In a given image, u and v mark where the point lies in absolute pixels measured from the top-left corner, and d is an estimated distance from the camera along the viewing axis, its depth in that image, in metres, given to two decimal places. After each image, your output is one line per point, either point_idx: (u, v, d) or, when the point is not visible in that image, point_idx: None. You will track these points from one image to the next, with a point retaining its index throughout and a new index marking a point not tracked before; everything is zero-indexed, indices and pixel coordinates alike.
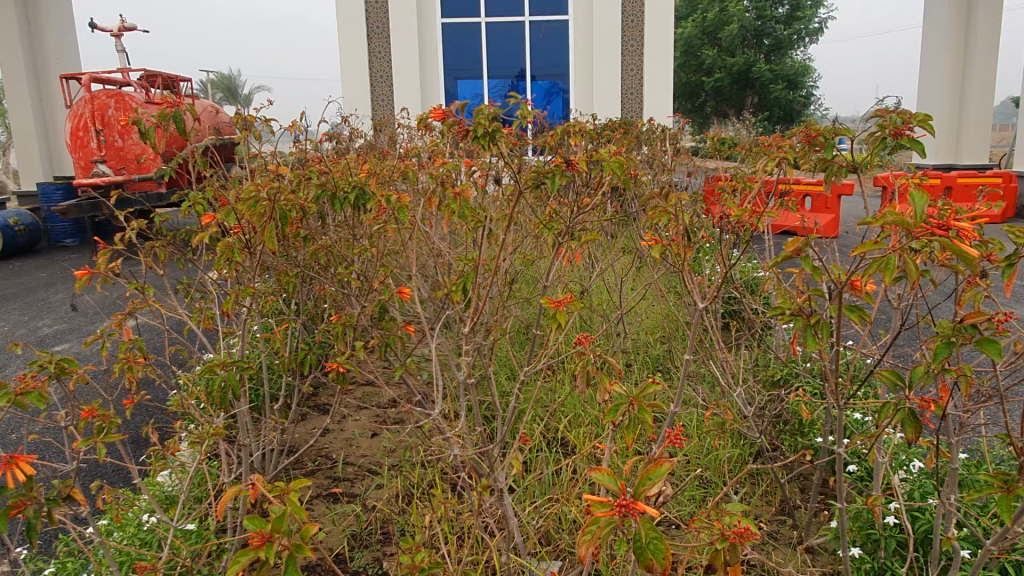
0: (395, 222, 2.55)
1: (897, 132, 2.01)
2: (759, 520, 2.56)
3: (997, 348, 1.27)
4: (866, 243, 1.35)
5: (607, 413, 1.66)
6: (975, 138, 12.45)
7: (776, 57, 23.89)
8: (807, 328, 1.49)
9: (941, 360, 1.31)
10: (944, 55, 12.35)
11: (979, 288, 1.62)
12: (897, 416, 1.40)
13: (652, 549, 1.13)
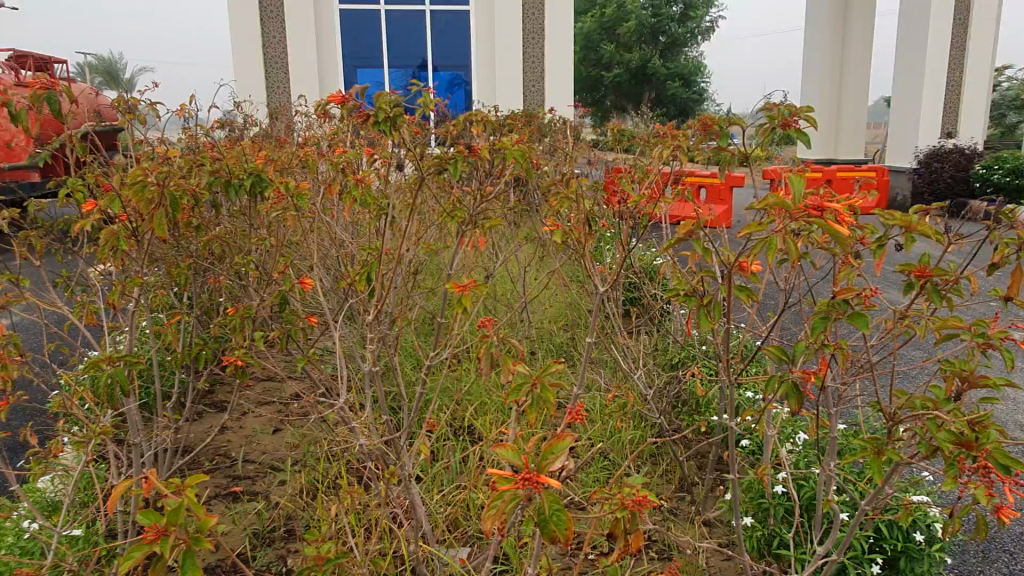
0: (294, 210, 2.47)
1: (784, 123, 2.16)
2: (660, 497, 2.67)
3: (865, 321, 1.38)
4: (751, 224, 1.49)
5: (509, 392, 1.69)
6: (851, 134, 13.33)
7: (671, 54, 24.70)
8: (701, 309, 1.57)
9: (818, 334, 1.40)
10: (823, 56, 13.14)
11: (854, 266, 1.73)
12: (781, 389, 1.49)
13: (555, 521, 1.18)
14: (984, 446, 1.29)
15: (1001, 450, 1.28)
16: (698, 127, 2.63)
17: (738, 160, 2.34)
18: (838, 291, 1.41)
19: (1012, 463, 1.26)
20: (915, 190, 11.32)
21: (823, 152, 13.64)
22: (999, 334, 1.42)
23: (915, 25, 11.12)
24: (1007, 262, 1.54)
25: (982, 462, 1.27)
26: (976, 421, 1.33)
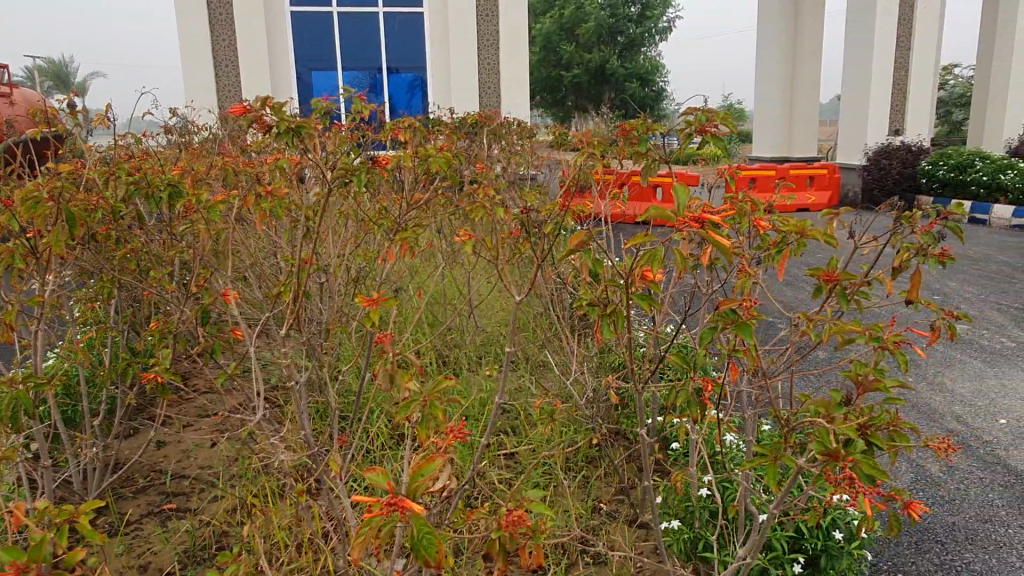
0: (211, 223, 2.42)
1: (701, 128, 2.16)
2: (599, 500, 2.69)
3: (751, 330, 1.38)
4: (636, 236, 1.41)
5: (398, 410, 1.55)
6: (804, 132, 13.59)
7: (630, 54, 24.86)
8: (605, 320, 1.52)
9: (708, 344, 1.41)
10: (776, 56, 13.34)
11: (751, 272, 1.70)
12: (684, 401, 1.52)
13: (425, 545, 1.17)
14: (849, 456, 1.32)
15: (868, 459, 1.31)
16: (620, 132, 2.65)
17: (660, 162, 2.31)
18: (722, 302, 1.41)
19: (878, 473, 1.29)
20: (866, 187, 11.57)
21: (777, 150, 13.87)
22: (891, 337, 1.50)
23: (862, 26, 11.33)
24: (906, 264, 1.61)
25: (848, 472, 1.31)
26: (845, 432, 1.36)
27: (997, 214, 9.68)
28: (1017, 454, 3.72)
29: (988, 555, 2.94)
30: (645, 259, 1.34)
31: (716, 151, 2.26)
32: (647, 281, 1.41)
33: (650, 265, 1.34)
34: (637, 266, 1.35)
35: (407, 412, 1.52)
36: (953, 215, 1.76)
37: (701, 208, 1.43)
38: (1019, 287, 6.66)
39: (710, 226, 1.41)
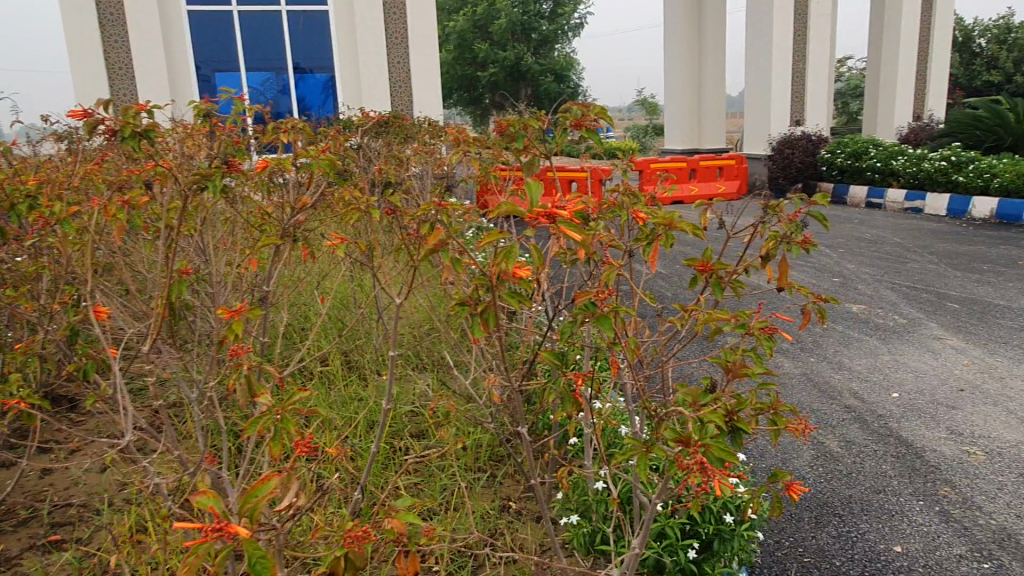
0: (68, 236, 2.28)
1: (575, 123, 2.21)
2: (507, 499, 2.67)
3: (610, 323, 1.40)
4: (490, 233, 1.39)
5: (247, 427, 1.51)
6: (712, 124, 14.02)
7: (544, 50, 24.99)
8: (473, 317, 1.52)
9: (568, 338, 1.43)
10: (682, 51, 13.69)
11: (620, 266, 1.73)
12: (560, 399, 1.56)
13: (259, 567, 1.13)
14: (700, 442, 1.34)
15: (719, 442, 1.34)
16: (503, 129, 2.65)
17: (539, 158, 2.33)
18: (581, 297, 1.44)
19: (726, 456, 1.31)
20: (772, 176, 12.01)
21: (688, 142, 14.27)
22: (755, 324, 1.54)
23: (759, 22, 11.75)
24: (772, 251, 1.66)
25: (697, 459, 1.33)
26: (701, 420, 1.39)
27: (891, 199, 10.30)
28: (907, 426, 3.92)
29: (881, 524, 3.08)
30: (500, 255, 1.34)
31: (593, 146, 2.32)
32: (510, 276, 1.42)
33: (506, 259, 1.33)
34: (492, 263, 1.35)
35: (258, 429, 1.48)
36: (817, 203, 1.82)
37: (554, 202, 1.45)
38: (910, 266, 7.03)
39: (563, 221, 1.43)
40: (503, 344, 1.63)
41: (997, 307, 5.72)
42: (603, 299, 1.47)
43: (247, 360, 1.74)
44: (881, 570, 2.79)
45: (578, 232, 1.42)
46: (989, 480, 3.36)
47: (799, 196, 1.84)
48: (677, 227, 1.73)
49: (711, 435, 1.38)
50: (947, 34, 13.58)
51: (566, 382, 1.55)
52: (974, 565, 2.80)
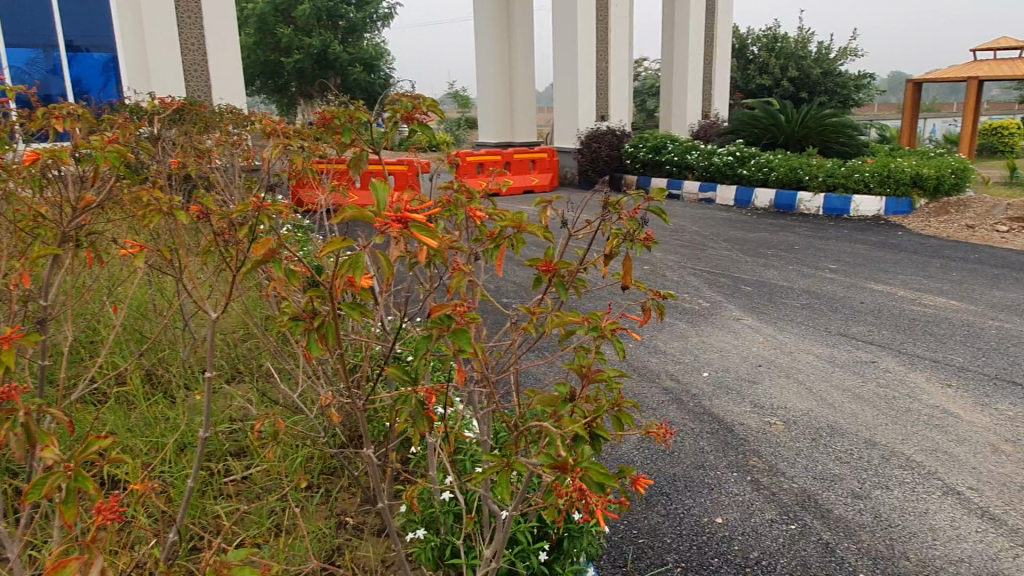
0: None
1: (406, 117, 2.08)
2: (343, 516, 2.50)
3: (468, 337, 1.38)
4: (332, 241, 1.25)
5: (27, 488, 1.23)
6: (524, 119, 14.43)
7: (353, 39, 24.21)
8: (309, 332, 1.36)
9: (421, 353, 1.37)
10: (493, 48, 13.82)
11: (466, 271, 1.65)
12: (409, 417, 1.48)
13: None
14: (577, 466, 1.31)
15: (597, 464, 1.31)
16: (324, 118, 2.46)
17: (368, 152, 2.17)
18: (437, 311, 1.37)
19: (606, 480, 1.29)
20: (581, 169, 12.56)
21: (501, 136, 14.55)
22: (607, 325, 1.53)
23: (564, 21, 12.18)
24: (616, 252, 1.66)
25: (576, 483, 1.29)
26: (562, 431, 1.36)
27: (687, 190, 11.16)
28: (717, 402, 4.23)
29: (702, 497, 3.28)
30: (346, 265, 1.21)
31: (425, 141, 2.20)
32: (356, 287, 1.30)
33: (354, 270, 1.20)
34: (336, 274, 1.22)
35: (43, 490, 1.22)
36: (654, 201, 1.84)
37: (404, 206, 1.34)
38: (708, 253, 7.64)
39: (414, 226, 1.33)
40: (342, 359, 1.50)
41: (782, 288, 6.37)
42: (460, 312, 1.40)
43: (24, 398, 1.44)
44: (706, 542, 2.96)
45: (431, 238, 1.33)
46: (789, 448, 3.71)
47: (636, 192, 1.87)
48: (525, 228, 1.69)
49: (586, 457, 1.35)
50: (727, 40, 14.95)
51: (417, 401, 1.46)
52: (783, 526, 3.06)
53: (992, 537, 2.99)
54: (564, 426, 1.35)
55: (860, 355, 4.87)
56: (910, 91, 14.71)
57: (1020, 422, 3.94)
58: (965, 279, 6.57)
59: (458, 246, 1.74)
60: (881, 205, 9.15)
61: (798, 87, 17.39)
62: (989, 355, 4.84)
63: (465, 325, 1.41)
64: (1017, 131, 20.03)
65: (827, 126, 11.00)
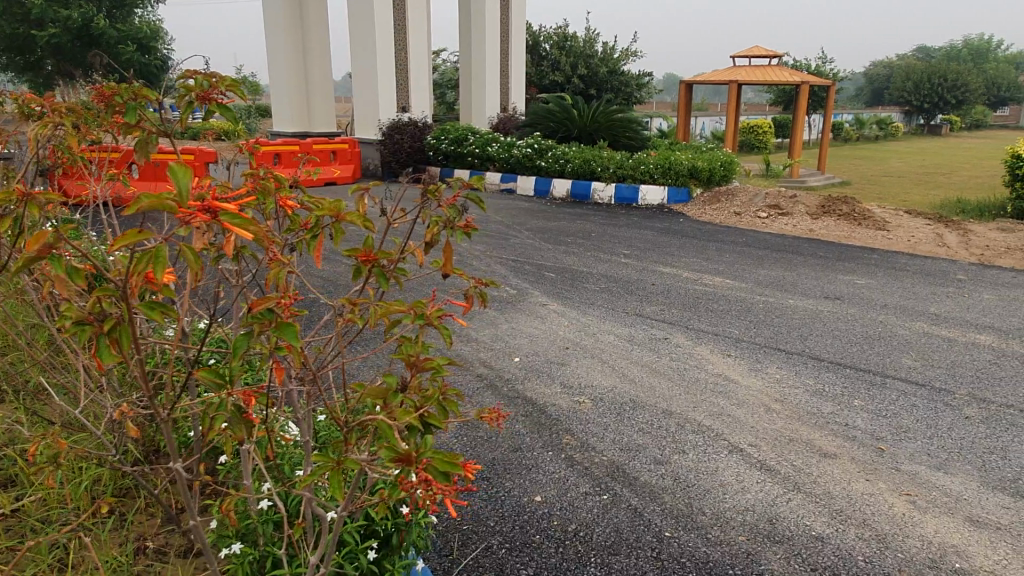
0: None
1: (203, 96, 1.90)
2: (143, 539, 2.26)
3: (294, 333, 1.31)
4: (124, 235, 1.12)
5: None
6: (322, 107, 13.93)
7: (121, 14, 22.26)
8: (99, 338, 1.21)
9: (241, 353, 1.30)
10: (284, 30, 13.11)
11: (282, 263, 1.55)
12: (226, 423, 1.37)
13: None
14: (422, 457, 1.31)
15: (440, 453, 1.32)
16: (100, 96, 2.18)
17: (158, 137, 1.97)
18: (258, 305, 1.30)
19: (451, 467, 1.30)
20: (383, 161, 12.39)
21: (299, 125, 13.88)
22: (433, 313, 1.53)
23: (362, 10, 11.88)
24: (437, 239, 1.64)
25: (421, 473, 1.30)
26: (400, 426, 1.35)
27: (489, 180, 11.42)
28: (529, 385, 4.38)
29: (521, 479, 3.37)
30: (147, 260, 1.10)
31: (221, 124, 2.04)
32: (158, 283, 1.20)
33: (156, 265, 1.10)
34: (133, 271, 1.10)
35: None
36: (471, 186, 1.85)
37: (209, 196, 1.23)
38: (512, 242, 7.89)
39: (222, 216, 1.25)
40: (142, 364, 1.35)
41: (583, 273, 6.73)
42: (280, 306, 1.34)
43: None
44: (528, 522, 3.04)
45: (243, 230, 1.25)
46: (596, 424, 3.93)
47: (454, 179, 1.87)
48: (343, 217, 1.62)
49: (425, 448, 1.35)
50: (521, 36, 15.47)
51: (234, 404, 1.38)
52: (597, 498, 3.23)
53: (769, 485, 3.38)
54: (400, 419, 1.35)
55: (655, 332, 5.28)
56: (683, 90, 16.14)
57: (786, 382, 4.49)
58: (735, 260, 7.36)
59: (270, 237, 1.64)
60: (664, 195, 9.97)
61: (587, 84, 18.42)
62: (759, 326, 5.46)
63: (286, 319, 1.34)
64: (768, 130, 22.80)
65: (615, 121, 11.78)
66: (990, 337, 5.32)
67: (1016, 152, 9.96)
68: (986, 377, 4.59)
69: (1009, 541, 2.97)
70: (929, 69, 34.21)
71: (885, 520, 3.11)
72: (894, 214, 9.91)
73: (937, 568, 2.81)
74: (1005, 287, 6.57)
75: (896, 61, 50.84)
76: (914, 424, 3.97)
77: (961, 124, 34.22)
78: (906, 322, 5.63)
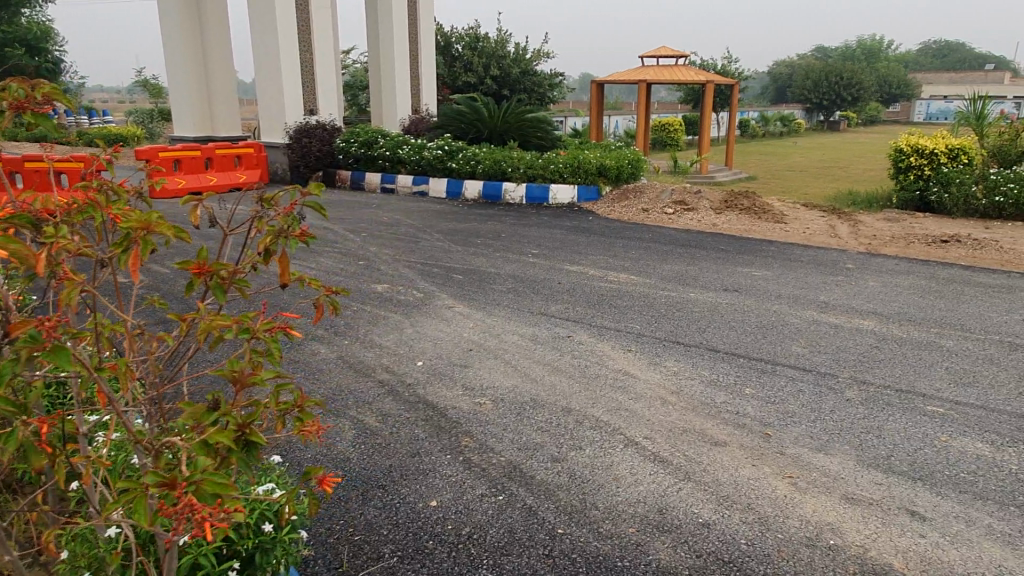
0: None
1: (16, 105, 1.93)
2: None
3: (63, 358, 1.47)
4: None
5: None
6: (225, 111, 13.52)
7: (7, 14, 20.99)
8: None
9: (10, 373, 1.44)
10: (181, 32, 12.64)
11: (81, 281, 1.66)
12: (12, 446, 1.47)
13: None
14: (189, 482, 1.47)
15: (211, 477, 1.49)
16: None
17: None
18: (23, 330, 1.45)
19: (220, 491, 1.47)
20: (291, 165, 12.11)
21: (201, 130, 13.43)
22: (258, 327, 1.79)
23: (263, 10, 11.58)
24: (272, 248, 1.82)
25: (189, 497, 1.44)
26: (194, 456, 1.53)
27: (401, 183, 11.31)
28: (431, 389, 4.36)
29: (417, 484, 3.35)
30: None
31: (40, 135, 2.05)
32: None
33: None
34: None
35: None
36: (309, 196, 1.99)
37: None
38: (421, 245, 7.84)
39: None
40: None
41: (491, 274, 6.75)
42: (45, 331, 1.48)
43: None
44: (422, 528, 3.02)
45: None
46: (496, 425, 3.94)
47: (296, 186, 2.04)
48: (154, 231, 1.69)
49: (199, 472, 1.51)
50: (431, 37, 15.37)
51: (26, 432, 1.49)
52: (492, 499, 3.24)
53: (661, 476, 3.46)
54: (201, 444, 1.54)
55: (558, 331, 5.34)
56: (593, 90, 16.39)
57: (683, 375, 4.62)
58: (641, 256, 7.53)
59: (82, 255, 1.73)
60: (573, 193, 10.11)
61: (500, 85, 18.50)
62: (661, 321, 5.59)
63: (59, 345, 1.51)
64: (679, 127, 23.47)
65: (525, 121, 11.88)
66: (873, 322, 5.62)
67: (898, 146, 10.56)
68: (867, 361, 4.84)
69: (879, 515, 3.15)
70: (826, 69, 35.97)
71: (768, 503, 3.24)
72: (792, 207, 10.33)
73: (813, 546, 2.94)
74: (889, 275, 6.96)
75: (798, 62, 53.17)
76: (799, 409, 4.15)
77: (858, 120, 36.07)
78: (797, 311, 5.89)
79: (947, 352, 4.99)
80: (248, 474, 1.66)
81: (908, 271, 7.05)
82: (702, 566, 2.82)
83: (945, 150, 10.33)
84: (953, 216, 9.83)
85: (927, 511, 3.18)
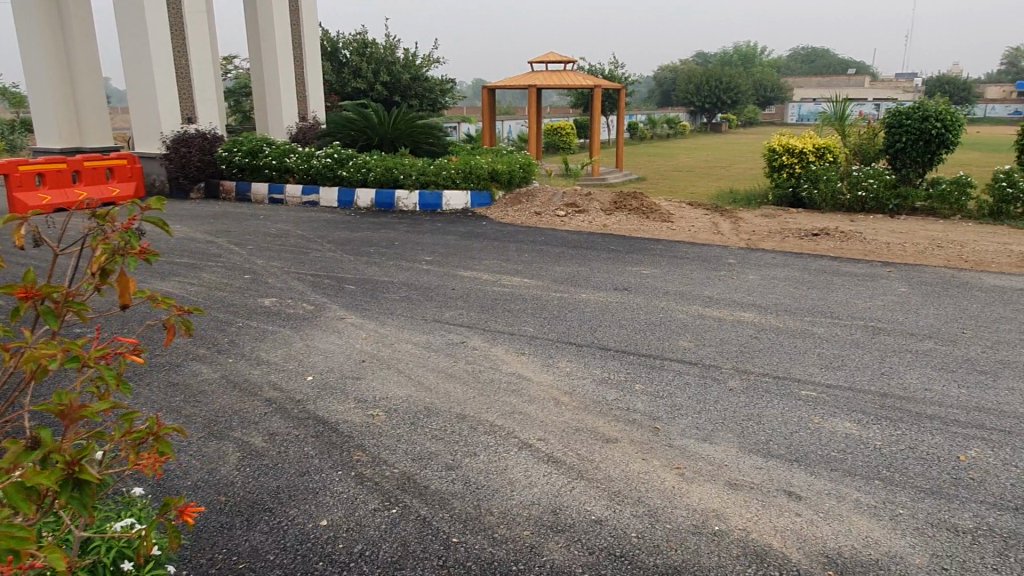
0: None
1: None
2: None
3: None
4: None
5: None
6: (94, 120, 12.72)
7: None
8: None
9: None
10: (40, 37, 11.77)
11: None
12: None
13: None
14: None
15: (9, 532, 1.44)
16: None
17: None
18: None
19: (17, 546, 1.42)
20: (171, 177, 11.53)
21: (68, 141, 12.57)
22: (86, 352, 1.80)
23: (132, 15, 10.97)
24: (103, 265, 1.94)
25: None
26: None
27: (290, 193, 10.99)
28: (322, 404, 4.22)
29: (307, 504, 3.23)
30: None
31: None
32: None
33: None
34: None
35: None
36: (149, 210, 2.05)
37: None
38: (311, 256, 7.62)
39: None
40: None
41: (383, 283, 6.64)
42: None
43: None
44: (311, 549, 2.92)
45: None
46: (390, 436, 3.87)
47: (133, 203, 2.11)
48: None
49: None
50: (315, 41, 14.99)
51: None
52: (385, 512, 3.18)
53: (555, 477, 3.50)
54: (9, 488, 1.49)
55: (452, 337, 5.31)
56: (485, 96, 16.46)
57: (575, 374, 4.69)
58: (534, 259, 7.61)
59: None
60: (466, 199, 10.12)
61: (391, 91, 18.28)
62: (553, 323, 5.67)
63: None
64: (570, 131, 23.99)
65: (416, 128, 11.81)
66: (753, 314, 5.90)
67: (771, 146, 11.19)
68: (748, 351, 5.08)
69: (759, 498, 3.30)
70: (706, 73, 37.71)
71: (657, 495, 3.33)
72: (677, 206, 10.74)
73: (700, 533, 3.05)
74: (766, 268, 7.35)
75: (680, 66, 55.41)
76: (686, 401, 4.30)
77: (736, 122, 38.02)
78: (683, 306, 6.11)
79: (819, 338, 5.31)
80: (82, 512, 1.62)
81: (784, 264, 7.46)
82: (596, 562, 2.86)
83: (813, 149, 11.04)
84: (823, 211, 10.49)
85: (802, 490, 3.36)
